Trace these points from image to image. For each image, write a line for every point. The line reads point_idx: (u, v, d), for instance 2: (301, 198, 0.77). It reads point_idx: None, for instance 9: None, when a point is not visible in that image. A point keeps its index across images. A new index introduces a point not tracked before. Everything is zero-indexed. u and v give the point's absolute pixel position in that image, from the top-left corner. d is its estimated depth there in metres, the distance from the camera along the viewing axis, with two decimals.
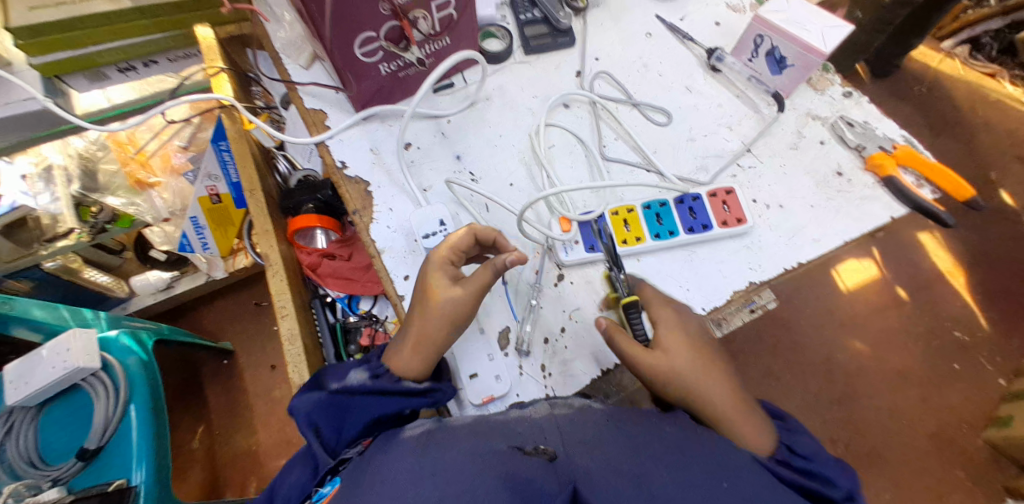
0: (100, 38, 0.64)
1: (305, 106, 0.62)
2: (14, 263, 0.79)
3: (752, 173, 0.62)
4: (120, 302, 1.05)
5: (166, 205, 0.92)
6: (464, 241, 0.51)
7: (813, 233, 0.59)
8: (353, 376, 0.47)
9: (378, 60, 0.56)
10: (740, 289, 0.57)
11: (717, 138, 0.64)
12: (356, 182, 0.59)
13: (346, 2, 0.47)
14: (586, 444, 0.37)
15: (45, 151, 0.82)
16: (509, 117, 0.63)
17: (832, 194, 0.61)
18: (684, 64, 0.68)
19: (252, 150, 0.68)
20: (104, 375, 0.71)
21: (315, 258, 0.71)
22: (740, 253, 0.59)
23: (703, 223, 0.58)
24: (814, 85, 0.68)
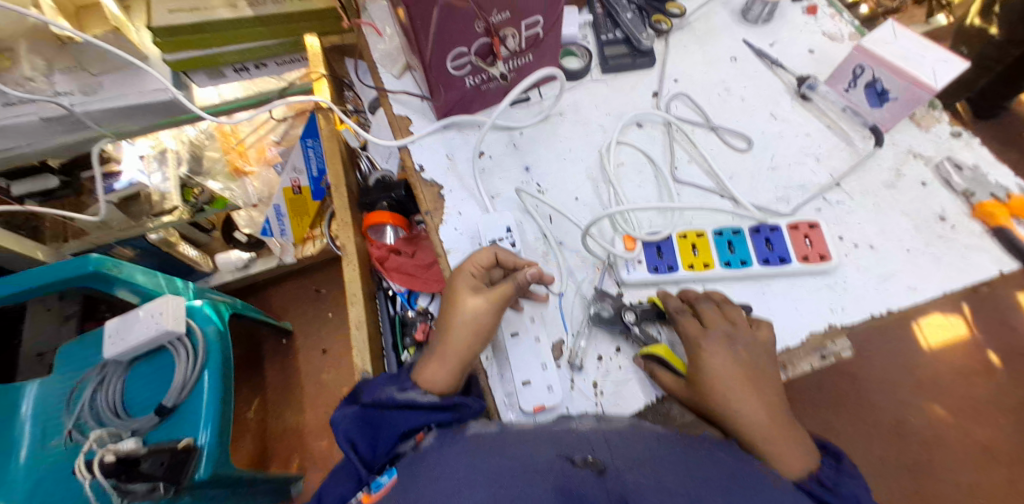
0: (224, 40, 0.71)
1: (393, 112, 0.67)
2: (126, 232, 0.89)
3: (839, 208, 0.60)
4: (204, 276, 1.15)
5: (256, 192, 1.05)
6: (485, 258, 0.54)
7: (908, 280, 0.56)
8: (380, 390, 0.49)
9: (465, 74, 0.60)
10: (819, 332, 0.54)
11: (803, 168, 0.62)
12: (430, 185, 0.62)
13: (449, 20, 0.51)
14: (634, 459, 0.38)
15: (162, 136, 0.90)
16: (580, 133, 0.65)
17: (933, 239, 0.58)
18: (769, 90, 0.67)
19: (340, 148, 0.76)
20: (186, 340, 0.79)
21: (383, 252, 0.73)
22: (822, 292, 0.56)
23: (781, 256, 0.56)
24: (917, 122, 0.64)
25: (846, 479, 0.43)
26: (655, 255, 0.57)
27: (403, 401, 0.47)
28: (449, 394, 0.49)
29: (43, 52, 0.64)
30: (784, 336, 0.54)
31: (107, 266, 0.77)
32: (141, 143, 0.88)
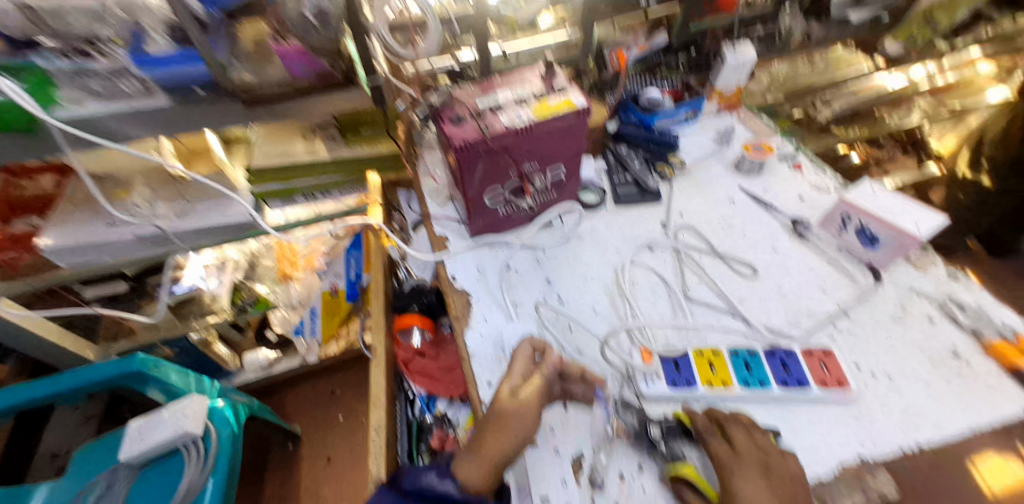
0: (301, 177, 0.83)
1: (436, 230, 0.77)
2: (172, 329, 0.95)
3: (851, 337, 0.62)
4: (227, 376, 1.16)
5: (297, 295, 1.12)
6: (525, 349, 0.58)
7: (933, 416, 0.56)
8: (424, 479, 0.50)
9: (499, 205, 0.70)
10: (851, 465, 0.53)
11: (808, 297, 0.66)
12: (461, 293, 0.68)
13: (492, 167, 0.63)
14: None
15: (227, 249, 1.03)
16: (598, 254, 0.71)
17: (950, 375, 0.59)
18: (769, 227, 0.74)
19: (381, 257, 0.82)
20: (201, 442, 0.79)
21: (409, 353, 0.75)
22: (849, 423, 0.55)
23: (799, 379, 0.57)
24: (915, 264, 0.68)
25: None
26: (673, 369, 0.59)
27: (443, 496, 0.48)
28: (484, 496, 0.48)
29: (154, 185, 0.79)
30: (812, 465, 0.53)
31: (149, 365, 0.82)
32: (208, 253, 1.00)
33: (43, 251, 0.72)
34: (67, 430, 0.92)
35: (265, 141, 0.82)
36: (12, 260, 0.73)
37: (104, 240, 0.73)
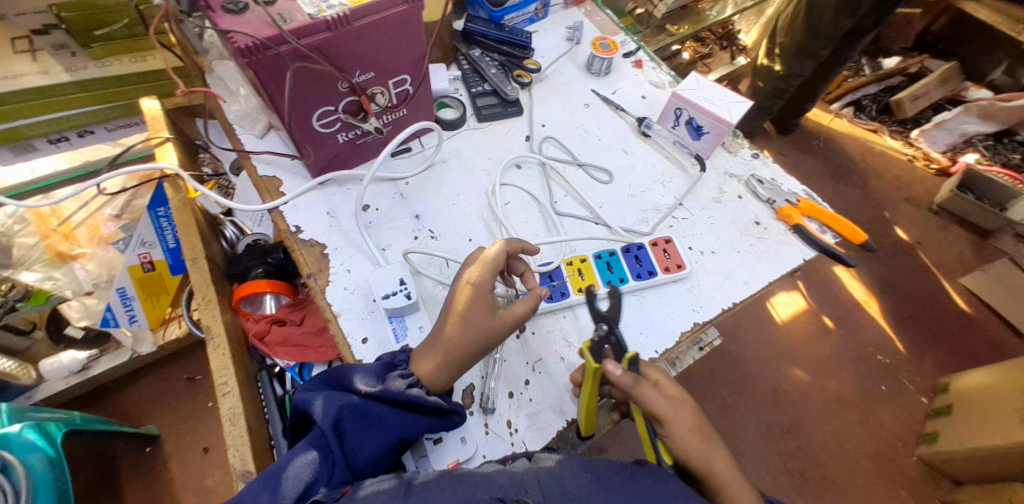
0: (31, 111, 0.72)
1: (258, 174, 0.62)
2: None
3: (685, 223, 0.68)
4: (22, 391, 0.95)
5: (91, 277, 0.88)
6: (501, 259, 0.50)
7: (743, 276, 0.65)
8: (387, 380, 0.45)
9: (336, 130, 0.58)
10: (687, 331, 0.59)
11: (653, 193, 0.70)
12: (311, 245, 0.58)
13: (307, 82, 0.51)
14: (566, 498, 0.38)
15: None
16: (465, 177, 0.66)
17: (754, 239, 0.68)
18: (619, 129, 0.76)
19: (196, 217, 0.68)
20: (3, 479, 0.63)
21: (263, 325, 0.68)
22: (684, 297, 0.62)
23: (648, 270, 0.62)
24: (728, 148, 0.76)
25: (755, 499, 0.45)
26: (548, 283, 0.60)
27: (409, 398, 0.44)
28: (445, 400, 0.46)
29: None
30: (661, 341, 0.58)
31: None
32: None
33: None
34: None
35: None
36: None
37: None
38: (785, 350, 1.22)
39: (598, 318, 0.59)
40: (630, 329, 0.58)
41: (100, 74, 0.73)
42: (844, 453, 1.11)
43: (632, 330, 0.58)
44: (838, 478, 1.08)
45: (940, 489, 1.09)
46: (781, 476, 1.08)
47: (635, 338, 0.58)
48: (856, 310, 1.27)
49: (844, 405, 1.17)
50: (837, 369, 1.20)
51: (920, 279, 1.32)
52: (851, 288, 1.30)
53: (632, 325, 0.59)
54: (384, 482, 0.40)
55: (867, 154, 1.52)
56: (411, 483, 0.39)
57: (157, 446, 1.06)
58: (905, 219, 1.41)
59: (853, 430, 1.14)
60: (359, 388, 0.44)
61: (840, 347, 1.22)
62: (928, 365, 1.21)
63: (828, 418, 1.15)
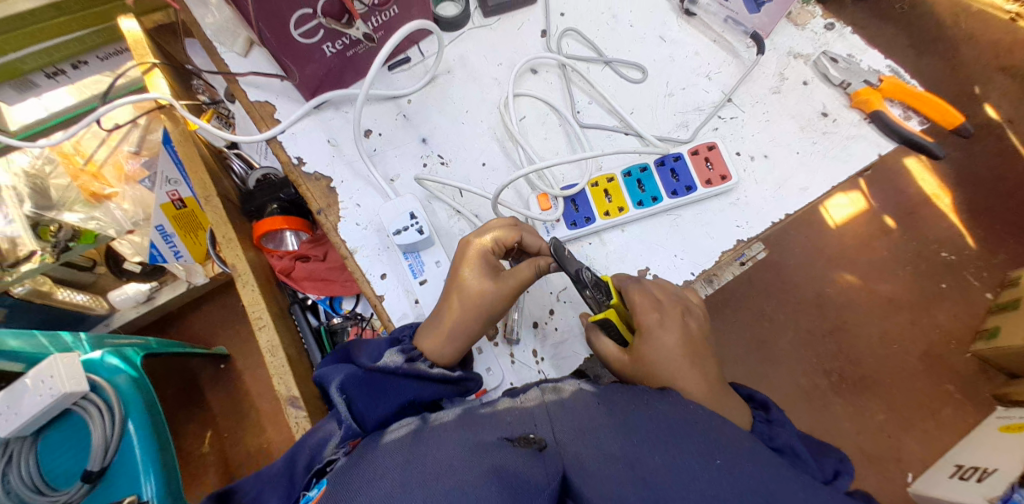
0: (18, 43, 0.68)
1: (248, 99, 0.57)
2: None
3: (733, 124, 0.59)
4: (101, 320, 1.04)
5: (128, 217, 0.89)
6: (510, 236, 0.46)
7: (799, 182, 0.56)
8: (388, 355, 0.43)
9: (320, 40, 0.51)
10: (728, 250, 0.54)
11: (696, 89, 0.60)
12: (316, 179, 0.55)
13: None
14: (575, 431, 0.36)
15: None
16: (474, 89, 0.58)
17: (817, 137, 0.58)
18: (655, 11, 0.63)
19: (201, 151, 0.65)
20: (95, 396, 0.68)
21: (287, 261, 0.66)
22: (727, 212, 0.55)
23: (686, 185, 0.54)
24: (793, 21, 0.63)
25: (779, 429, 0.42)
26: (571, 208, 0.54)
27: (412, 368, 0.42)
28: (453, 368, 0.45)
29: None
30: (698, 262, 0.53)
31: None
32: None
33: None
34: None
35: None
36: None
37: None
38: (838, 253, 1.13)
39: (628, 241, 0.54)
40: (661, 253, 0.53)
41: None
42: (892, 353, 1.07)
43: (665, 253, 0.53)
44: (885, 379, 1.06)
45: (993, 384, 1.04)
46: (820, 377, 1.08)
47: (668, 262, 0.53)
48: (922, 206, 1.13)
49: (897, 305, 1.10)
50: (891, 271, 1.11)
51: (1009, 164, 1.14)
52: (923, 182, 1.15)
53: (664, 248, 0.53)
54: (408, 425, 0.38)
55: (961, 13, 1.22)
56: (424, 423, 0.38)
57: (230, 363, 1.15)
58: (998, 93, 1.17)
59: (903, 331, 1.08)
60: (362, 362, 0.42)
61: (900, 248, 1.12)
62: (1000, 259, 1.09)
63: (875, 321, 1.09)
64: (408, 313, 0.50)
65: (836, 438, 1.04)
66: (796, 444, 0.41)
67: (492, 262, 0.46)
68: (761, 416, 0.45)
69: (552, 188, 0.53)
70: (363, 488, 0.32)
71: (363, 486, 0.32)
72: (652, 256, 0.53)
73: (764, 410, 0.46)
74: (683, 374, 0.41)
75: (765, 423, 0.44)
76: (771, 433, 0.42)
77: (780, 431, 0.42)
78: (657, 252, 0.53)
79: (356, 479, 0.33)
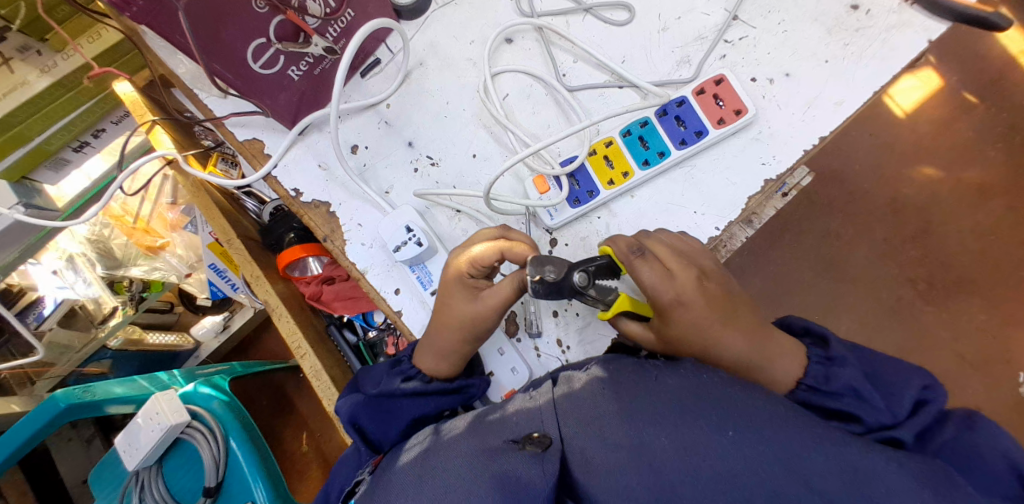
0: (40, 126, 0.69)
1: (238, 140, 0.57)
2: (84, 348, 0.88)
3: (744, 45, 0.51)
4: (192, 353, 1.12)
5: (183, 261, 0.94)
6: (489, 258, 0.43)
7: (832, 96, 0.49)
8: (389, 379, 0.45)
9: (283, 66, 0.50)
10: (756, 195, 0.48)
11: (695, 14, 0.53)
12: (316, 207, 0.55)
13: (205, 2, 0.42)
14: (581, 424, 0.37)
15: (62, 244, 0.85)
16: (450, 76, 0.55)
17: (847, 37, 0.50)
18: None
19: (214, 199, 0.67)
20: (199, 423, 0.75)
21: (315, 286, 0.68)
22: (749, 150, 0.49)
23: (697, 131, 0.48)
24: None
25: (840, 369, 0.38)
26: (571, 185, 0.50)
27: (413, 389, 0.44)
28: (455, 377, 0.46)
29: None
30: (722, 214, 0.48)
31: (76, 395, 0.72)
32: (47, 258, 0.84)
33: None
34: None
35: None
36: None
37: None
38: (911, 147, 0.99)
39: (641, 206, 0.50)
40: (680, 212, 0.49)
41: (69, 67, 0.65)
42: (990, 248, 0.95)
43: (684, 212, 0.49)
44: (983, 277, 0.95)
45: None
46: (908, 289, 0.96)
47: (689, 221, 0.49)
48: (1009, 71, 0.97)
49: (989, 192, 0.96)
50: (978, 154, 0.97)
51: None
52: (1010, 40, 0.98)
53: (683, 206, 0.49)
54: (422, 442, 0.41)
55: None
56: (436, 439, 0.40)
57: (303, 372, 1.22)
58: None
59: (1000, 220, 0.95)
60: (367, 389, 0.45)
61: (986, 125, 0.97)
62: None
63: (968, 212, 0.96)
64: (427, 324, 0.50)
65: (932, 350, 0.94)
66: (859, 387, 0.37)
67: (469, 284, 0.45)
68: (819, 353, 0.40)
69: (546, 169, 0.49)
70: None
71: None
72: (670, 217, 0.49)
73: (821, 344, 0.41)
74: (716, 340, 0.39)
75: (822, 364, 0.39)
76: (827, 374, 0.39)
77: (839, 371, 0.38)
78: (676, 214, 0.49)
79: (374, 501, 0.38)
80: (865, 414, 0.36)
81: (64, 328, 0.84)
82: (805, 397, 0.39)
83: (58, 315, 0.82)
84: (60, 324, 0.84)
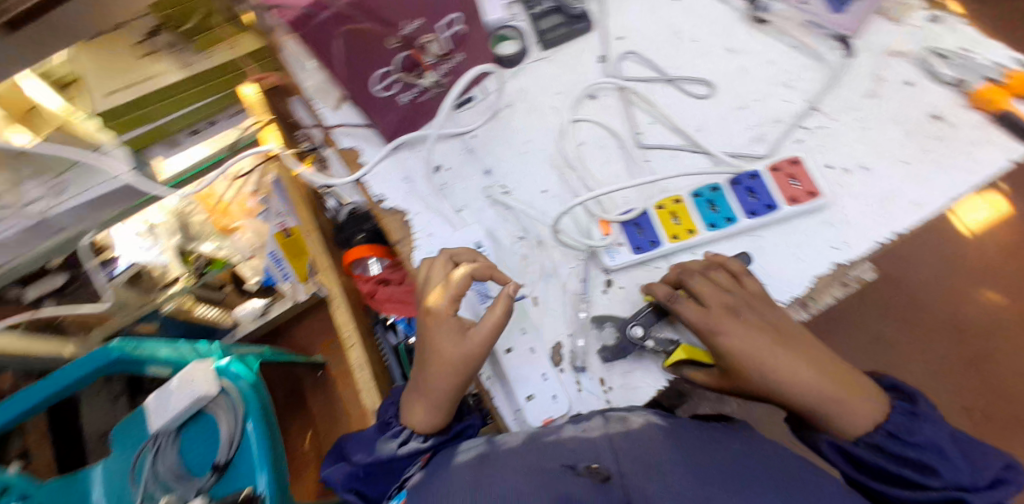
0: (167, 108, 0.73)
1: (340, 146, 0.64)
2: (139, 308, 0.92)
3: (821, 134, 0.55)
4: (228, 332, 1.18)
5: (249, 244, 1.07)
6: (462, 283, 0.48)
7: (910, 196, 0.51)
8: (376, 447, 0.49)
9: (397, 91, 0.60)
10: (823, 274, 0.50)
11: (775, 99, 0.57)
12: (394, 213, 0.60)
13: None
14: (636, 464, 0.39)
15: (150, 212, 0.95)
16: (534, 120, 0.61)
17: (929, 144, 0.52)
18: (724, 21, 0.61)
19: (302, 192, 0.74)
20: (223, 399, 0.77)
21: (372, 285, 0.72)
22: (820, 231, 0.51)
23: (767, 204, 0.51)
24: (891, 15, 0.58)
25: (927, 424, 0.40)
26: (635, 233, 0.53)
27: (400, 456, 0.48)
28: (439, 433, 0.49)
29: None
30: (783, 287, 0.50)
31: (129, 347, 0.76)
32: (132, 222, 0.93)
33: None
34: None
35: (95, 70, 0.66)
36: None
37: None
38: (971, 266, 0.97)
39: None
40: None
41: (207, 65, 0.71)
42: None
43: None
44: None
45: None
46: (957, 412, 0.91)
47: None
48: None
49: None
50: None
51: None
52: None
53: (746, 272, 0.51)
54: (476, 447, 0.45)
55: None
56: (495, 448, 0.44)
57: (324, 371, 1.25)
58: None
59: None
60: (357, 456, 0.49)
61: None
62: None
63: None
64: None
65: None
66: (940, 444, 0.39)
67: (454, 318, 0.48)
68: (904, 406, 0.42)
69: (609, 215, 0.53)
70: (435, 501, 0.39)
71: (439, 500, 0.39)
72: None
73: (909, 400, 0.43)
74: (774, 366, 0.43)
75: (908, 416, 0.41)
76: (909, 426, 0.40)
77: (925, 427, 0.40)
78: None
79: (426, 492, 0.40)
80: (943, 468, 0.38)
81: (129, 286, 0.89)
82: (881, 442, 0.41)
83: (127, 275, 0.89)
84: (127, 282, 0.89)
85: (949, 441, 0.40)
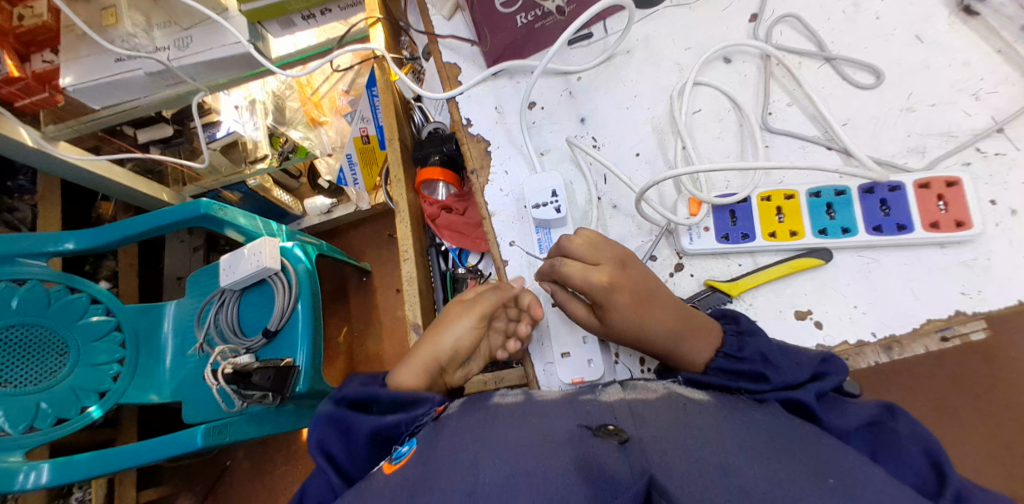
0: None
1: (442, 60, 0.63)
2: (228, 177, 0.99)
3: (998, 162, 0.46)
4: (295, 220, 1.25)
5: (331, 142, 1.11)
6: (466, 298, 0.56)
7: None
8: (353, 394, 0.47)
9: (515, 11, 0.54)
10: (938, 320, 0.44)
11: (952, 109, 0.48)
12: (477, 140, 0.59)
13: None
14: (662, 433, 0.36)
15: (252, 88, 0.95)
16: (650, 73, 0.56)
17: None
18: (918, 3, 0.52)
19: (395, 101, 0.73)
20: (282, 276, 0.80)
21: (435, 209, 0.73)
22: (952, 271, 0.45)
23: (899, 222, 0.46)
24: None
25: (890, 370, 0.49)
26: (727, 220, 0.50)
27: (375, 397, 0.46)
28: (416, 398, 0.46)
29: (144, 10, 0.72)
30: (885, 323, 0.45)
31: (215, 209, 0.78)
32: (235, 93, 0.93)
33: (71, 92, 0.72)
34: (183, 256, 1.09)
35: None
36: (50, 101, 0.75)
37: (116, 80, 0.71)
38: None
39: (814, 278, 0.47)
40: (838, 300, 0.46)
41: None
42: None
43: (842, 301, 0.46)
44: None
45: None
46: None
47: (843, 313, 0.46)
48: None
49: None
50: None
51: None
52: None
53: (844, 294, 0.46)
54: (515, 396, 0.46)
55: None
56: (530, 397, 0.45)
57: (369, 277, 1.29)
58: None
59: None
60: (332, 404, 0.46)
61: None
62: None
63: None
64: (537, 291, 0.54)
65: None
66: (766, 353, 0.41)
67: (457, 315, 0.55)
68: (732, 328, 0.46)
69: (704, 194, 0.49)
70: (451, 456, 0.38)
71: (449, 444, 0.39)
72: (823, 299, 0.47)
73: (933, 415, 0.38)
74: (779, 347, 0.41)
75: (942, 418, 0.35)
76: (741, 344, 0.44)
77: (751, 340, 0.43)
78: (831, 299, 0.47)
79: (443, 448, 0.39)
80: (771, 373, 0.41)
81: (223, 154, 0.93)
82: (721, 364, 0.44)
83: (224, 143, 0.89)
84: (222, 150, 0.92)
85: (780, 350, 0.42)
